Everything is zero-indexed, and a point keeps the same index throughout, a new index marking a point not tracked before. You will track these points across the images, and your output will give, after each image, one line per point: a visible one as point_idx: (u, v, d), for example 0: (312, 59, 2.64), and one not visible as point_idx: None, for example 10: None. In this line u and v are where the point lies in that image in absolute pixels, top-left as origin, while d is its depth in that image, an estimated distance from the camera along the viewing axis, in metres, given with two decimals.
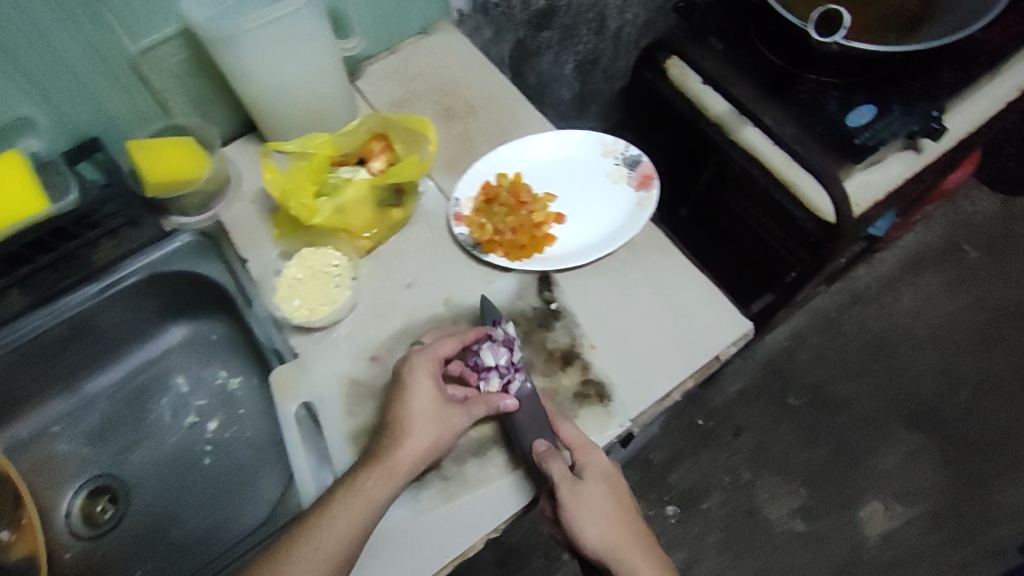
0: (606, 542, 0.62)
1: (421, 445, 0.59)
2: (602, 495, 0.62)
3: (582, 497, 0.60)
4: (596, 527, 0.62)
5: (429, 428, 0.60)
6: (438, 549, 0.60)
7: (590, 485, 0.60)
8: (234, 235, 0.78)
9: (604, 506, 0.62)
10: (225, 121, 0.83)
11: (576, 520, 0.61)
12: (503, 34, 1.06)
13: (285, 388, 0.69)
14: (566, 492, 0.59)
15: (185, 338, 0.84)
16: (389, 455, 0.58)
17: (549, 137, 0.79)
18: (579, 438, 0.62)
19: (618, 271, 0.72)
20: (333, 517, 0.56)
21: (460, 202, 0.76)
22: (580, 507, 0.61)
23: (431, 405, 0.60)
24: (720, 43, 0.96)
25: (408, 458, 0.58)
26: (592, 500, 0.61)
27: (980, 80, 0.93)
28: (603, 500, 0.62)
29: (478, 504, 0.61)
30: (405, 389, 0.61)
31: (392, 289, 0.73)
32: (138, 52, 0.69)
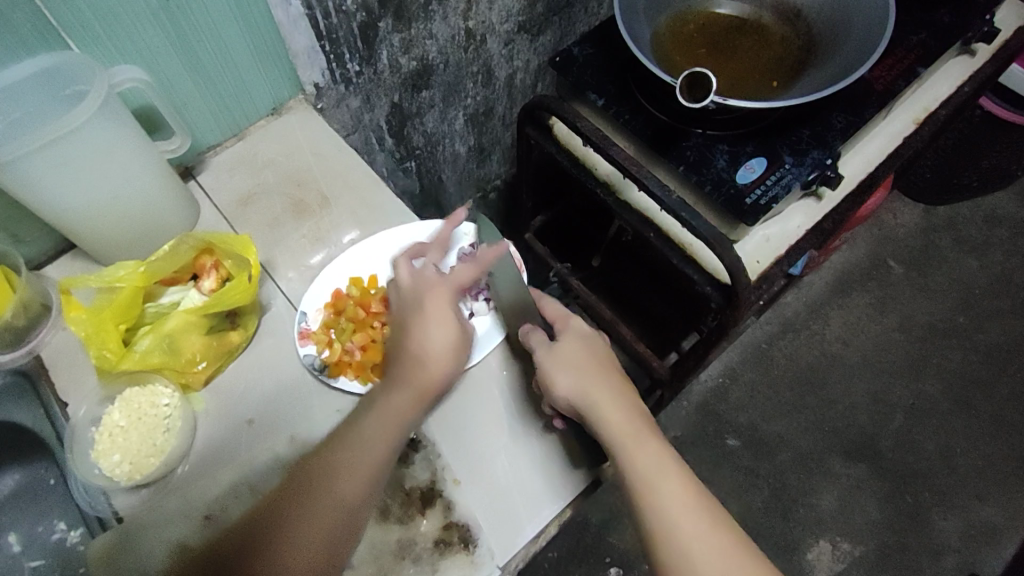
0: (584, 388, 0.59)
1: (445, 372, 0.60)
2: (579, 355, 0.63)
3: (556, 352, 0.62)
4: (573, 377, 0.60)
5: (450, 358, 0.60)
6: (507, 533, 0.58)
7: (564, 344, 0.63)
8: (54, 372, 0.68)
9: (584, 359, 0.62)
10: (42, 240, 0.73)
11: (549, 378, 0.60)
12: (374, 99, 0.95)
13: (101, 564, 0.58)
14: (544, 354, 0.62)
15: (18, 485, 0.74)
16: (414, 377, 0.59)
17: (408, 231, 0.73)
18: (558, 312, 0.68)
19: (482, 386, 0.64)
20: (348, 457, 0.57)
21: (308, 316, 0.67)
22: (550, 361, 0.61)
23: (453, 342, 0.61)
24: (601, 98, 0.89)
25: (431, 382, 0.59)
26: (567, 354, 0.62)
27: (872, 120, 0.88)
28: (576, 353, 0.63)
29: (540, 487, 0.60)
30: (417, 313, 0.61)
31: (231, 428, 0.64)
32: None
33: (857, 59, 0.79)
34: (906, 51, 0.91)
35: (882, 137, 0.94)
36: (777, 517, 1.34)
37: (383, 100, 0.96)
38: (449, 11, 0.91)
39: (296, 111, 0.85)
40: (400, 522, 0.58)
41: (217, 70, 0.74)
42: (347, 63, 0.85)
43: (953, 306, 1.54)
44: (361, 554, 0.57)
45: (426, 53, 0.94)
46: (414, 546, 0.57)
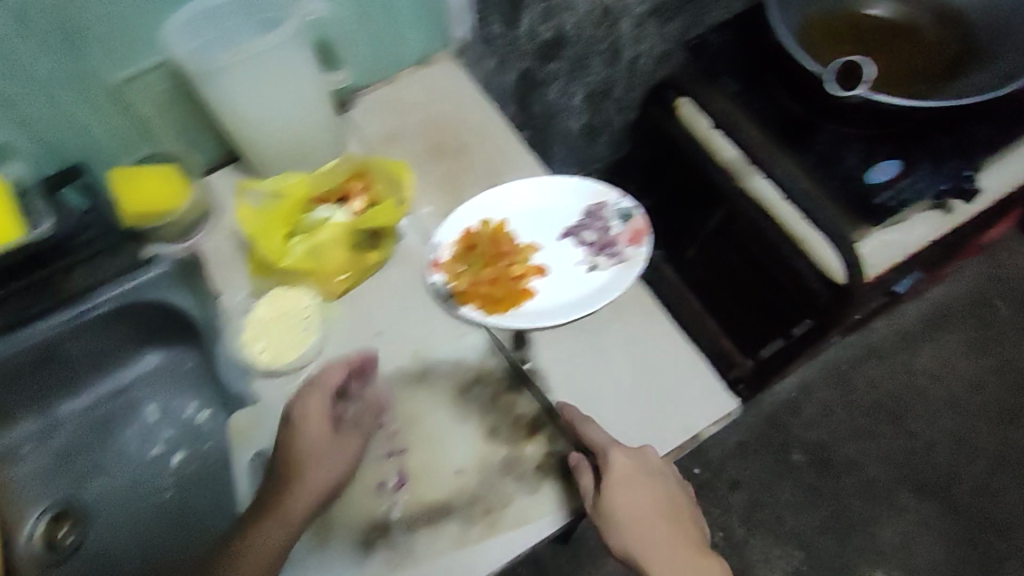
0: (644, 551, 0.60)
1: (323, 482, 0.58)
2: (649, 493, 0.60)
3: (620, 511, 0.59)
4: (633, 534, 0.60)
5: (327, 466, 0.59)
6: None
7: (624, 491, 0.59)
8: (214, 269, 0.77)
9: (653, 504, 0.60)
10: (211, 147, 0.81)
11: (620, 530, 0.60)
12: (507, 64, 0.99)
13: (242, 434, 0.66)
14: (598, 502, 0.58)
15: (158, 365, 0.83)
16: (284, 501, 0.58)
17: (540, 182, 0.76)
18: (602, 441, 0.59)
19: (599, 332, 0.69)
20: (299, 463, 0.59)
21: (440, 247, 0.72)
22: (621, 513, 0.59)
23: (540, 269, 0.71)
24: (735, 84, 0.93)
25: (310, 494, 0.58)
26: (634, 504, 0.60)
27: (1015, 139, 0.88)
28: (644, 498, 0.60)
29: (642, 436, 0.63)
30: (296, 430, 0.60)
31: (358, 338, 0.70)
32: (120, 81, 0.69)
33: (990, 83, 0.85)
34: None
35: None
36: (833, 540, 1.31)
37: (515, 66, 1.01)
38: None
39: (440, 64, 0.89)
40: (507, 444, 0.63)
41: (382, 15, 0.80)
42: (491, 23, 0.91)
43: None
44: (469, 462, 0.62)
45: (563, 25, 0.98)
46: (517, 467, 0.62)
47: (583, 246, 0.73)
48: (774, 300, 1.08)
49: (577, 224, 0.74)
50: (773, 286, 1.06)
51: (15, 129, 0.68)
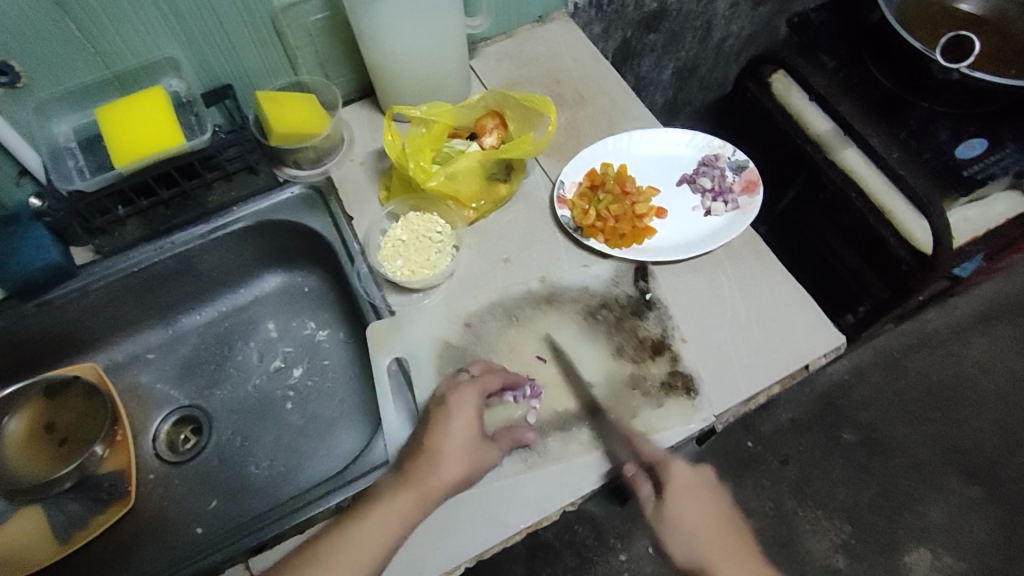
0: (706, 555, 0.61)
1: (455, 476, 0.59)
2: (704, 507, 0.62)
3: (675, 519, 0.61)
4: (695, 539, 0.61)
5: (463, 461, 0.60)
6: (724, 394, 0.66)
7: (674, 499, 0.61)
8: (342, 192, 0.81)
9: (705, 514, 0.62)
10: (346, 84, 0.86)
11: (670, 541, 0.61)
12: (612, 31, 1.04)
13: (379, 341, 0.71)
14: (655, 508, 0.62)
15: (279, 286, 0.88)
16: (425, 481, 0.59)
17: (659, 133, 0.81)
18: (657, 454, 0.62)
19: (713, 270, 0.73)
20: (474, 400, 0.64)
21: (565, 185, 0.77)
22: (676, 520, 0.61)
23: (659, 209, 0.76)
24: (832, 61, 0.96)
25: (443, 485, 0.59)
26: (689, 515, 0.61)
27: None
28: (700, 511, 0.62)
29: (757, 364, 0.67)
30: (444, 420, 0.62)
31: (488, 262, 0.74)
32: (280, 8, 0.73)
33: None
34: None
35: None
36: (881, 516, 1.35)
37: (619, 33, 1.06)
38: None
39: (559, 23, 0.94)
40: (633, 361, 0.68)
41: None
42: None
43: None
44: (597, 377, 0.67)
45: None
46: (644, 382, 0.67)
47: (699, 191, 0.78)
48: (831, 283, 1.12)
49: (694, 173, 0.79)
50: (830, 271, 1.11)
51: (183, 45, 0.72)
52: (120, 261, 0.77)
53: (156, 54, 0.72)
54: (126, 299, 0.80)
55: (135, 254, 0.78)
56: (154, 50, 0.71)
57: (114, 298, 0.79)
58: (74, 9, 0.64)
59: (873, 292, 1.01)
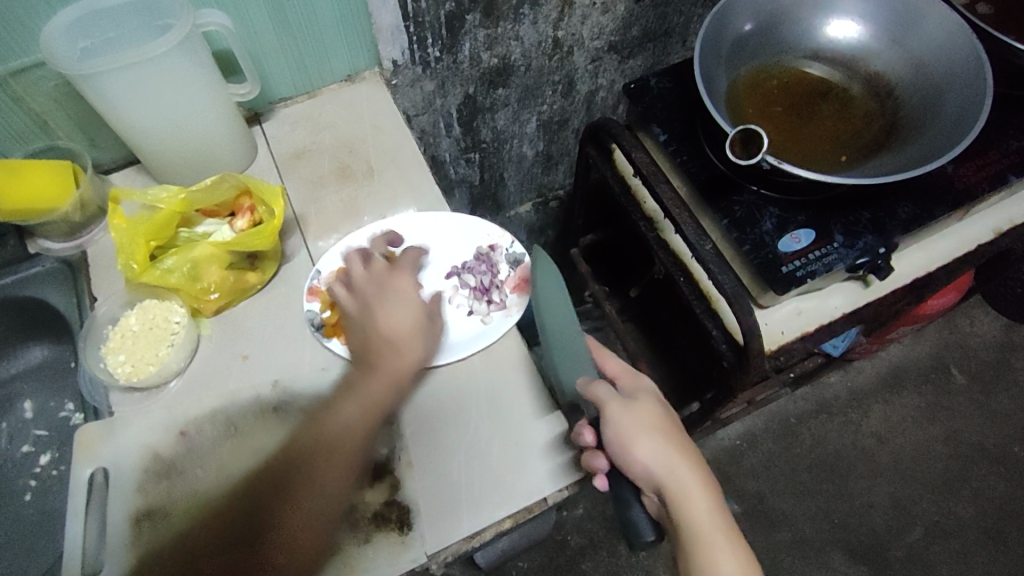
0: (662, 461, 0.59)
1: (417, 357, 0.63)
2: (653, 417, 0.62)
3: (636, 418, 0.61)
4: (654, 447, 0.60)
5: (414, 344, 0.63)
6: (440, 531, 0.59)
7: (638, 405, 0.62)
8: (94, 269, 0.74)
9: (662, 428, 0.61)
10: (115, 148, 0.80)
11: (626, 446, 0.59)
12: (449, 86, 0.98)
13: (85, 448, 0.64)
14: (619, 413, 0.60)
15: (46, 360, 0.81)
16: (390, 369, 0.62)
17: (435, 218, 0.75)
18: (624, 369, 0.67)
19: (463, 379, 0.66)
20: (387, 306, 0.64)
21: (321, 275, 0.71)
22: (639, 426, 0.60)
23: (407, 326, 0.63)
24: (664, 134, 0.88)
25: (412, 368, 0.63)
26: (648, 420, 0.61)
27: (963, 210, 0.84)
28: (657, 422, 0.62)
29: (494, 487, 0.61)
30: (378, 313, 0.64)
31: (226, 359, 0.68)
32: (7, 73, 0.68)
33: (920, 157, 0.77)
34: (1018, 142, 0.85)
35: (980, 226, 0.89)
36: None
37: (457, 89, 0.99)
38: (541, 16, 0.94)
39: (368, 82, 0.89)
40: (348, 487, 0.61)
41: (301, 30, 0.78)
42: (428, 46, 0.89)
43: (1012, 434, 1.41)
44: None
45: (509, 53, 0.97)
46: (354, 512, 0.60)
47: (465, 288, 0.71)
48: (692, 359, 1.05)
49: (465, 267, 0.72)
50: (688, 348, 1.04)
51: None
52: None
53: None
54: None
55: None
56: None
57: None
58: None
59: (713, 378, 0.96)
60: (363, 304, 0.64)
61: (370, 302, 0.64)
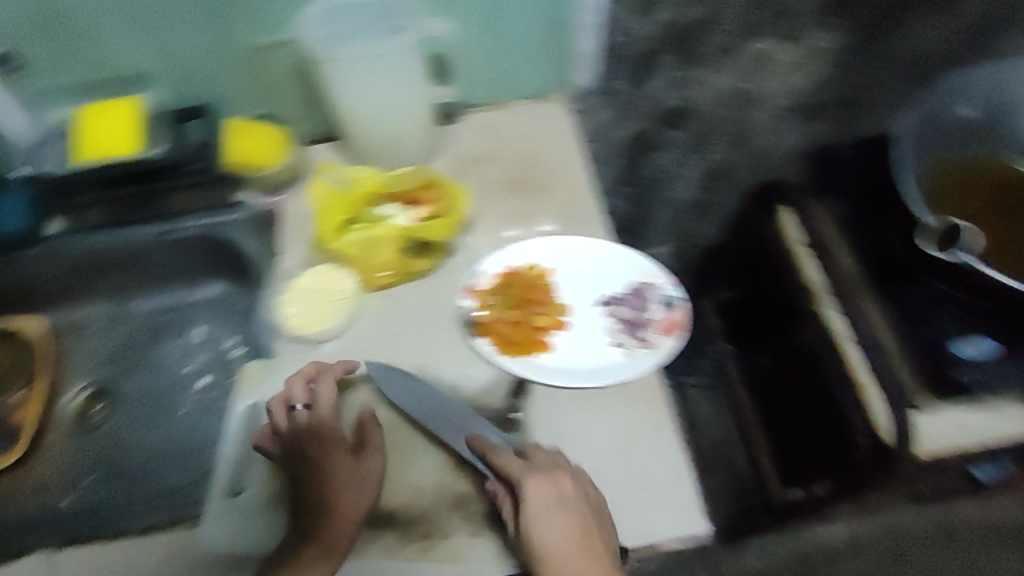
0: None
1: (376, 463, 0.63)
2: (558, 527, 0.58)
3: (539, 539, 0.57)
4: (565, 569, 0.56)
5: (363, 485, 0.61)
6: None
7: (534, 521, 0.58)
8: (282, 228, 0.82)
9: (564, 534, 0.57)
10: (323, 124, 0.88)
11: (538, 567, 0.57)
12: (626, 117, 0.97)
13: (247, 384, 0.71)
14: (515, 525, 0.58)
15: (219, 296, 0.91)
16: (336, 491, 0.61)
17: (600, 247, 0.76)
18: (512, 467, 0.60)
19: (597, 407, 0.67)
20: (319, 452, 0.63)
21: (481, 276, 0.74)
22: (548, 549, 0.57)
23: (346, 463, 0.62)
24: (845, 206, 0.86)
25: (353, 511, 0.60)
26: (555, 533, 0.57)
27: None
28: (562, 529, 0.58)
29: None
30: (319, 454, 0.63)
31: (379, 335, 0.73)
32: (257, 46, 0.77)
33: None
34: None
35: None
36: None
37: (632, 124, 0.98)
38: (733, 67, 0.93)
39: (553, 103, 0.90)
40: (470, 482, 0.63)
41: (508, 46, 0.82)
42: (615, 78, 0.91)
43: None
44: (428, 483, 0.63)
45: (692, 96, 0.96)
46: (466, 508, 0.62)
47: (616, 320, 0.72)
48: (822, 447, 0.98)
49: (620, 300, 0.73)
50: (818, 431, 0.97)
51: (164, 63, 0.78)
52: (75, 240, 0.83)
53: (142, 67, 0.79)
54: (79, 274, 0.87)
55: (90, 236, 0.84)
56: (138, 63, 0.78)
57: (70, 271, 0.86)
58: (73, 25, 0.73)
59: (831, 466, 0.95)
60: (309, 422, 0.64)
61: (320, 433, 0.63)
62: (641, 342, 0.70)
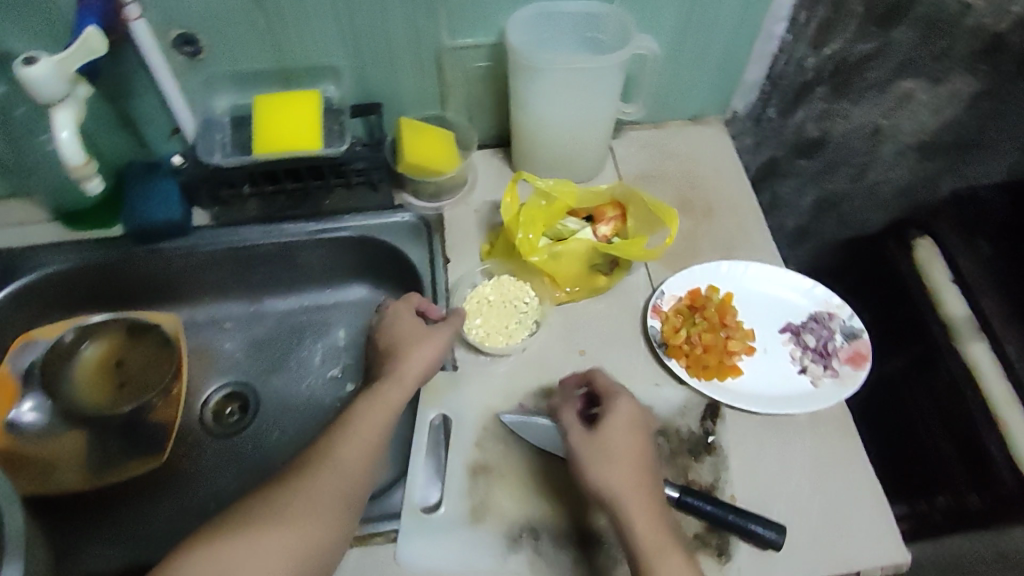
0: (616, 487, 0.56)
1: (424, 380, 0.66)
2: (626, 437, 0.59)
3: (603, 440, 0.59)
4: (616, 473, 0.56)
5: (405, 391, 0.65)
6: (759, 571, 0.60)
7: (609, 429, 0.59)
8: (448, 233, 0.82)
9: (631, 450, 0.58)
10: (484, 130, 0.88)
11: (586, 464, 0.58)
12: (763, 147, 1.01)
13: (432, 391, 0.70)
14: (578, 434, 0.60)
15: (361, 299, 0.90)
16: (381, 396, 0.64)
17: (779, 274, 0.77)
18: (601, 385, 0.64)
19: (791, 435, 0.68)
20: (399, 360, 0.67)
21: (664, 296, 0.74)
22: (606, 449, 0.58)
23: (414, 373, 0.66)
24: (989, 248, 0.94)
25: (380, 424, 0.63)
26: (621, 441, 0.59)
27: None
28: (627, 441, 0.59)
29: (809, 547, 0.62)
30: (400, 356, 0.67)
31: (563, 350, 0.73)
32: (449, 47, 0.76)
33: None
34: None
35: None
36: None
37: (767, 151, 1.01)
38: None
39: (708, 126, 0.92)
40: None
41: (685, 65, 0.83)
42: (770, 107, 0.95)
43: None
44: None
45: None
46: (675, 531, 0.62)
47: (801, 346, 0.73)
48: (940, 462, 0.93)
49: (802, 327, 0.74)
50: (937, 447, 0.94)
51: (348, 57, 0.76)
52: (228, 234, 0.82)
53: (323, 59, 0.76)
54: (224, 267, 0.85)
55: (242, 231, 0.83)
56: (320, 54, 0.75)
57: (216, 263, 0.84)
58: (267, 6, 0.69)
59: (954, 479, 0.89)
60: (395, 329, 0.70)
61: (404, 341, 0.68)
62: (830, 371, 0.71)
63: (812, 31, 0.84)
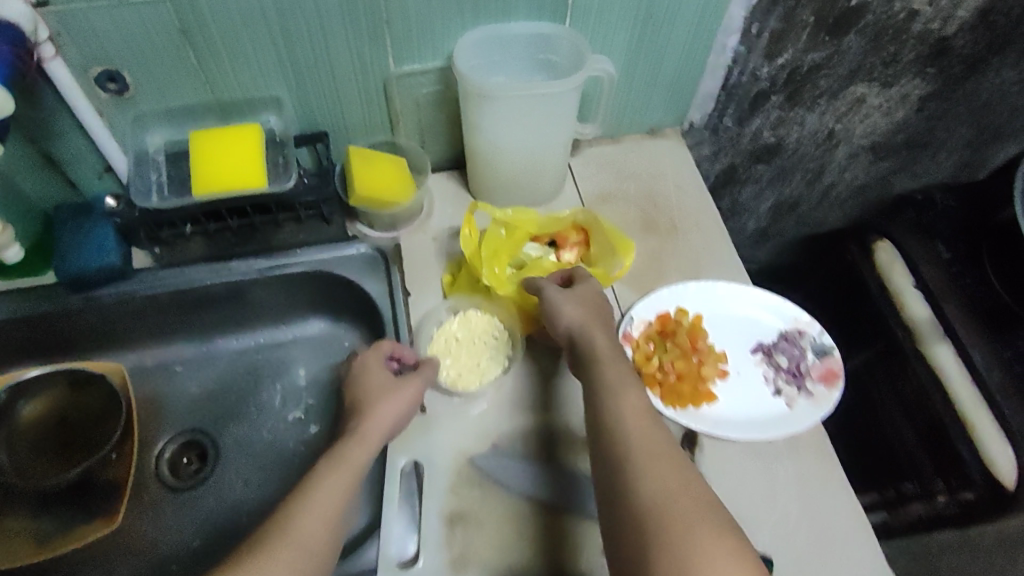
0: (580, 324, 0.65)
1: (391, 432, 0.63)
2: (588, 296, 0.68)
3: (568, 298, 0.67)
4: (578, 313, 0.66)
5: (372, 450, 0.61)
6: None
7: (577, 288, 0.68)
8: (408, 265, 0.78)
9: (595, 305, 0.67)
10: (438, 153, 0.84)
11: (553, 312, 0.66)
12: (721, 155, 0.98)
13: (402, 437, 0.67)
14: (550, 291, 0.68)
15: (321, 334, 0.86)
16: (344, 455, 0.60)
17: (747, 293, 0.76)
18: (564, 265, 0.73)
19: (770, 460, 0.67)
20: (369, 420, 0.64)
21: (633, 321, 0.72)
22: (568, 302, 0.67)
23: (382, 430, 0.63)
24: (948, 252, 0.92)
25: (343, 490, 0.57)
26: (584, 296, 0.68)
27: None
28: (590, 299, 0.68)
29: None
30: (368, 414, 0.64)
31: (536, 386, 0.71)
32: (396, 74, 0.72)
33: None
34: None
35: None
36: None
37: (727, 158, 0.99)
38: (831, 108, 0.94)
39: (666, 139, 0.90)
40: None
41: (641, 81, 0.81)
42: (726, 116, 0.90)
43: None
44: None
45: (787, 135, 0.97)
46: None
47: (773, 367, 0.73)
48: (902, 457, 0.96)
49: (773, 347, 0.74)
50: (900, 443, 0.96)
51: (290, 89, 0.71)
52: (171, 276, 0.77)
53: (262, 91, 0.71)
54: (170, 311, 0.80)
55: (186, 271, 0.77)
56: (260, 87, 0.71)
57: (161, 307, 0.79)
58: (197, 40, 0.64)
59: (920, 476, 0.92)
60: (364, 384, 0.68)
61: (370, 396, 0.65)
62: (802, 390, 0.71)
63: (764, 43, 0.80)
